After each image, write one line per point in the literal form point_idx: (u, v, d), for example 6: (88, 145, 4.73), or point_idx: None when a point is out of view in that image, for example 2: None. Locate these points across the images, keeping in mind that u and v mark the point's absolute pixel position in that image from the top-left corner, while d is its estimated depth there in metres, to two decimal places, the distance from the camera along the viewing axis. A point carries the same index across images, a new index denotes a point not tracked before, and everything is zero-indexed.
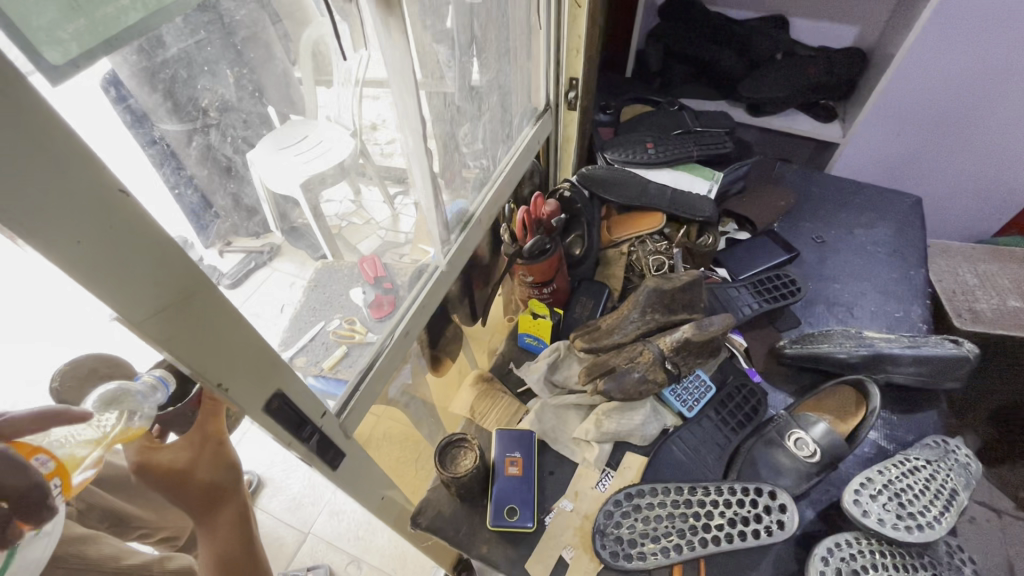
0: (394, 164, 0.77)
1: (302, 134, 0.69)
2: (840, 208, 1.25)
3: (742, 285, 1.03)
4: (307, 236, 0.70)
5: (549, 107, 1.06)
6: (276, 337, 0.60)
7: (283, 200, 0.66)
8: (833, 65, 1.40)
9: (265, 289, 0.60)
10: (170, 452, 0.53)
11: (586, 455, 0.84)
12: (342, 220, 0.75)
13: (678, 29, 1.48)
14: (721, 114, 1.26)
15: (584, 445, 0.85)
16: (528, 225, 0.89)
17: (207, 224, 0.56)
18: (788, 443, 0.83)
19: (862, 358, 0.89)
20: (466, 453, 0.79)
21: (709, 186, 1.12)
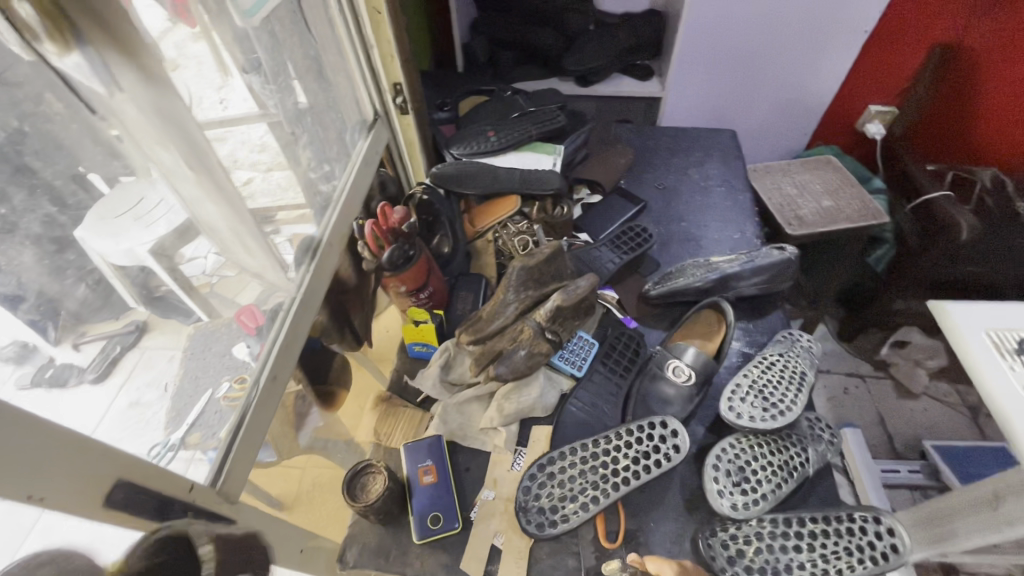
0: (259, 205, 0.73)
1: (137, 197, 0.61)
2: (674, 153, 1.38)
3: (603, 244, 1.10)
4: (176, 302, 0.66)
5: (379, 116, 1.04)
6: (159, 419, 0.58)
7: (136, 272, 0.61)
8: (637, 29, 1.53)
9: (141, 374, 0.57)
10: None
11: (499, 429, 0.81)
12: (213, 276, 0.70)
13: (495, 18, 1.53)
14: (549, 92, 1.33)
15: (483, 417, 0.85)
16: (381, 237, 0.88)
17: (50, 321, 0.52)
18: (668, 372, 0.90)
19: (712, 283, 1.00)
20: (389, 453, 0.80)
21: (552, 161, 1.18)
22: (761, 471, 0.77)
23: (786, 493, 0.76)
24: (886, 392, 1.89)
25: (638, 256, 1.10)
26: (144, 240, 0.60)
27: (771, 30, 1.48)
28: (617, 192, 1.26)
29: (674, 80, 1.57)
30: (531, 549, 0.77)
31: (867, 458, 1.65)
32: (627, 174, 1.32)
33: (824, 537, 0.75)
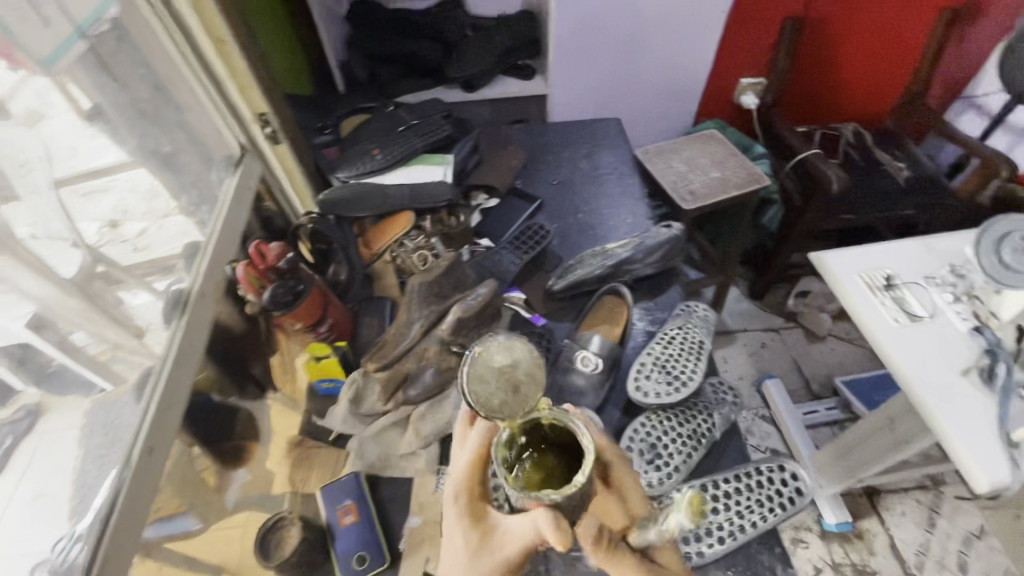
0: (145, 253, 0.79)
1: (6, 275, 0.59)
2: (564, 147, 1.41)
3: (502, 248, 1.10)
4: (73, 377, 0.65)
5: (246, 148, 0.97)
6: (64, 509, 0.57)
7: (20, 356, 0.60)
8: (513, 31, 1.55)
9: (40, 458, 0.59)
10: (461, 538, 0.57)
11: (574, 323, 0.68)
12: (111, 342, 0.70)
13: (368, 33, 1.49)
14: (432, 103, 1.32)
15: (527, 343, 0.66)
16: (262, 279, 0.83)
17: None
18: (578, 363, 0.91)
19: (609, 270, 1.03)
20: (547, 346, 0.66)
21: (443, 171, 1.17)
22: (671, 444, 0.80)
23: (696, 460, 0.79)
24: (798, 339, 2.04)
25: (538, 254, 1.11)
26: (18, 315, 0.60)
27: (637, 19, 1.55)
28: (512, 193, 1.27)
29: (556, 76, 1.61)
30: None
31: (789, 405, 1.78)
32: (521, 174, 1.33)
33: (738, 495, 0.79)
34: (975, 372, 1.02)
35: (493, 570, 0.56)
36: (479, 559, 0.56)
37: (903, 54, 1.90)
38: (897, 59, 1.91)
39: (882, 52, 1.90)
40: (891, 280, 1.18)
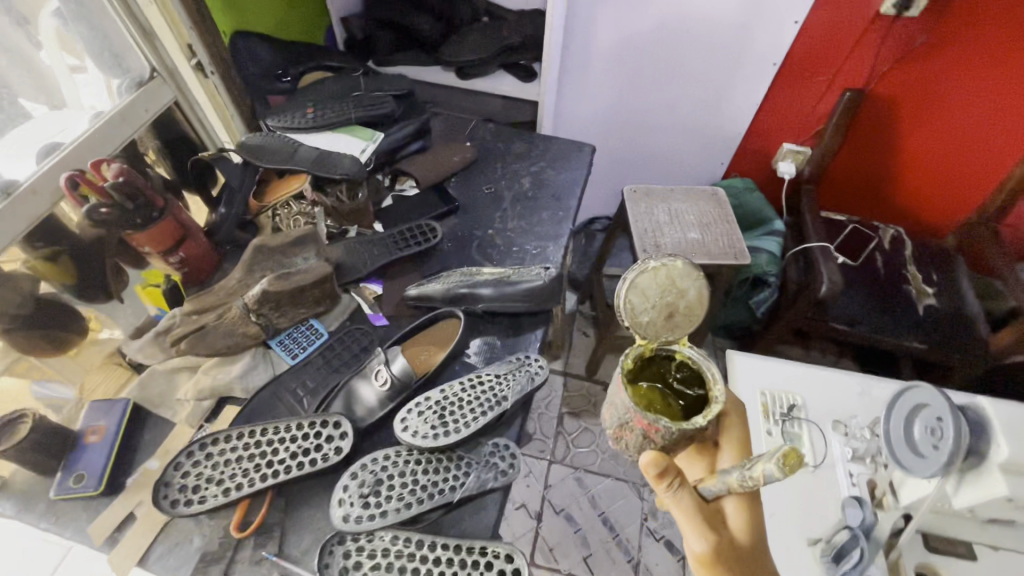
0: (107, 134, 0.93)
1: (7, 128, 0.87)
2: (518, 159, 1.34)
3: (380, 238, 1.08)
4: None
5: (158, 73, 0.99)
6: None
7: None
8: (521, 28, 1.48)
9: None
10: (678, 499, 0.71)
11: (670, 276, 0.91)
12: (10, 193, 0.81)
13: None
14: (395, 78, 1.31)
15: (693, 278, 0.91)
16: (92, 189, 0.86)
17: None
18: (370, 376, 0.87)
19: (458, 294, 0.97)
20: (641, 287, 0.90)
21: (364, 147, 1.16)
22: (397, 486, 0.75)
23: (413, 512, 0.73)
24: None
25: (414, 255, 1.07)
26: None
27: None
28: (436, 189, 1.23)
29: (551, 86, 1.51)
30: (164, 525, 0.77)
31: None
32: (458, 173, 1.28)
33: (445, 566, 0.72)
34: (822, 546, 0.87)
35: (702, 522, 0.73)
36: (695, 517, 0.72)
37: (983, 174, 1.62)
38: (977, 175, 1.62)
39: (962, 162, 1.61)
40: (793, 411, 1.02)
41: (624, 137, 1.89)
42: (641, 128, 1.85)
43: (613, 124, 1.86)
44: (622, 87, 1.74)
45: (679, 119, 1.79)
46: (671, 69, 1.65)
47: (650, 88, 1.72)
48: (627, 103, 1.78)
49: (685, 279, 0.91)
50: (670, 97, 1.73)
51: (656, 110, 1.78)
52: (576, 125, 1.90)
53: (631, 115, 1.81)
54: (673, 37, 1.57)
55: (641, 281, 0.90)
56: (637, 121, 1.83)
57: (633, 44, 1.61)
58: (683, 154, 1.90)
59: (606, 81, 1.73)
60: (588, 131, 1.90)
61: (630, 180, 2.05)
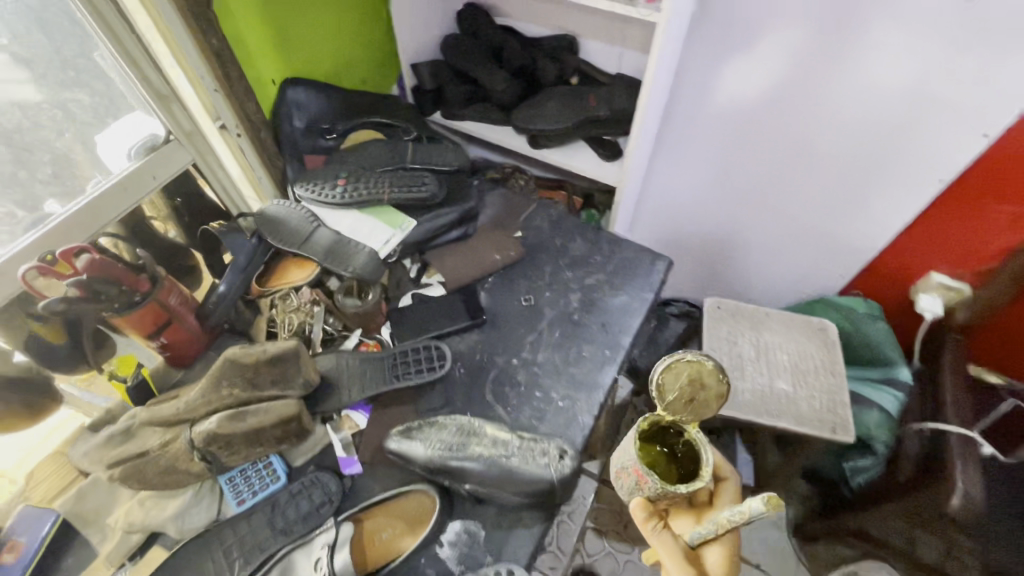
0: (106, 205, 0.84)
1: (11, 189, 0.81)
2: (573, 265, 1.10)
3: (379, 359, 0.90)
4: None
5: (176, 136, 0.89)
6: None
7: None
8: (612, 98, 1.23)
9: None
10: (658, 538, 0.67)
11: (704, 376, 0.72)
12: None
13: (456, 44, 1.31)
14: (448, 150, 1.12)
15: (725, 388, 0.71)
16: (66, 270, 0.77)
17: None
18: (314, 555, 0.73)
19: (444, 466, 0.77)
20: (671, 378, 0.72)
21: (388, 237, 1.00)
22: None
23: None
24: None
25: (414, 387, 0.89)
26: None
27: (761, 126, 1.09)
28: (466, 292, 1.04)
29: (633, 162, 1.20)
30: None
31: None
32: (496, 274, 1.07)
33: None
34: None
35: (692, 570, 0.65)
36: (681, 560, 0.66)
37: None
38: None
39: None
40: None
41: (717, 224, 1.52)
42: (739, 217, 1.46)
43: (704, 207, 1.49)
44: (719, 170, 1.37)
45: (791, 215, 1.37)
46: (787, 157, 1.25)
47: (756, 174, 1.33)
48: (724, 187, 1.40)
49: (718, 380, 0.72)
50: (780, 189, 1.33)
51: (762, 201, 1.38)
52: (663, 200, 1.56)
53: (728, 202, 1.43)
54: (795, 121, 1.17)
55: (671, 373, 0.72)
56: (735, 209, 1.45)
57: (741, 123, 1.24)
58: (792, 256, 1.47)
59: (700, 160, 1.38)
60: (673, 210, 1.56)
61: (720, 271, 1.67)
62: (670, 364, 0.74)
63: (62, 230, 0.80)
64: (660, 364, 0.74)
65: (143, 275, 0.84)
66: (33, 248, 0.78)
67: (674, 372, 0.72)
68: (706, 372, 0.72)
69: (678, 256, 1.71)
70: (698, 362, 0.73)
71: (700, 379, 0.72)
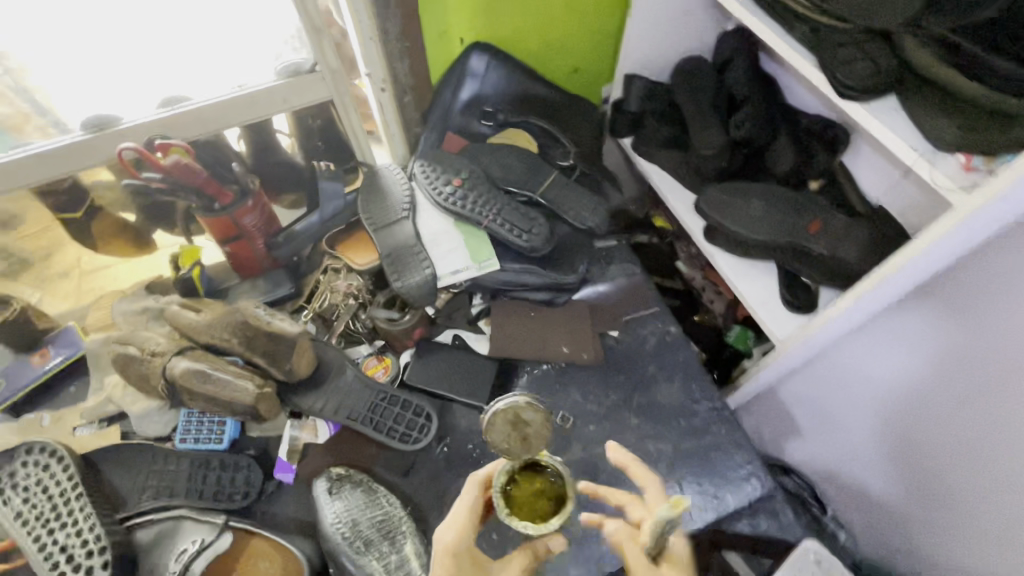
0: (233, 111, 0.82)
1: None
2: (647, 411, 0.85)
3: (369, 389, 0.81)
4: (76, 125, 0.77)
5: (321, 71, 0.83)
6: None
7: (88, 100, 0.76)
8: (851, 239, 0.79)
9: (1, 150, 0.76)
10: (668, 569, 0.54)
11: (520, 413, 0.65)
12: (101, 130, 0.76)
13: (692, 72, 1.00)
14: (589, 201, 0.90)
15: (544, 417, 0.66)
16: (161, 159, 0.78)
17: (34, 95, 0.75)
18: (181, 545, 0.71)
19: (334, 547, 0.70)
20: (494, 434, 0.65)
21: (459, 269, 0.85)
22: None
23: None
24: None
25: (380, 441, 0.78)
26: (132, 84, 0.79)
27: None
28: (508, 366, 0.87)
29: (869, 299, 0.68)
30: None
31: None
32: (553, 366, 0.88)
33: None
34: None
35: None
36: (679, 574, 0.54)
37: None
38: None
39: None
40: None
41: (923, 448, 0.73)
42: (980, 473, 0.66)
43: (917, 408, 0.72)
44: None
45: None
46: None
47: None
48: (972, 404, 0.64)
49: (535, 413, 0.66)
50: None
51: None
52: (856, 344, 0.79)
53: (963, 431, 0.66)
54: None
55: (492, 429, 0.65)
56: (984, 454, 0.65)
57: None
58: None
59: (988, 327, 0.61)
60: (849, 383, 0.81)
61: (874, 514, 0.86)
62: (486, 425, 0.65)
63: (184, 121, 0.79)
64: (484, 424, 0.65)
65: (230, 187, 0.85)
66: (154, 127, 0.78)
67: (496, 429, 0.65)
68: (524, 412, 0.66)
69: (828, 444, 0.89)
70: (516, 407, 0.66)
71: (521, 420, 0.65)
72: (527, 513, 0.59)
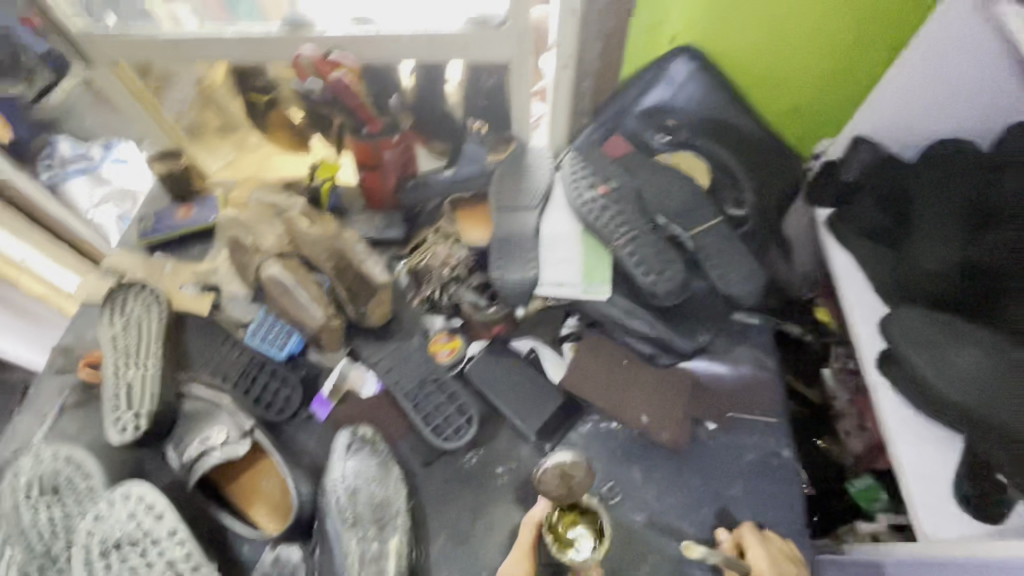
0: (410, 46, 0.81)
1: None
2: (710, 532, 0.69)
3: (426, 365, 0.76)
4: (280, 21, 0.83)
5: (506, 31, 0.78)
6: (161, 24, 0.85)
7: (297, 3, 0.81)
8: None
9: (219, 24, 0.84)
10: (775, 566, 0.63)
11: (566, 469, 0.61)
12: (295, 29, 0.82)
13: (948, 155, 0.74)
14: (743, 267, 0.74)
15: (586, 467, 0.62)
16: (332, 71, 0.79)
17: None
18: (208, 429, 0.73)
19: (327, 506, 0.65)
20: (546, 487, 0.61)
21: (567, 284, 0.75)
22: (46, 515, 0.65)
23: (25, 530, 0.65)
24: None
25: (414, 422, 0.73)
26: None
27: None
28: (574, 406, 0.77)
29: None
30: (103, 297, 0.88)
31: None
32: (623, 430, 0.75)
33: None
34: None
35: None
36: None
37: None
38: None
39: None
40: None
41: None
42: None
43: None
44: None
45: None
46: None
47: None
48: None
49: (580, 469, 0.61)
50: None
51: None
52: None
53: None
54: None
55: (543, 483, 0.61)
56: None
57: None
58: None
59: None
60: None
61: None
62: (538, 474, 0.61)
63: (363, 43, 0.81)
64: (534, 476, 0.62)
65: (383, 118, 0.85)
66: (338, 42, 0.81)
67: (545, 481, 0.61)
68: (569, 468, 0.61)
69: None
70: (561, 466, 0.61)
71: (567, 474, 0.61)
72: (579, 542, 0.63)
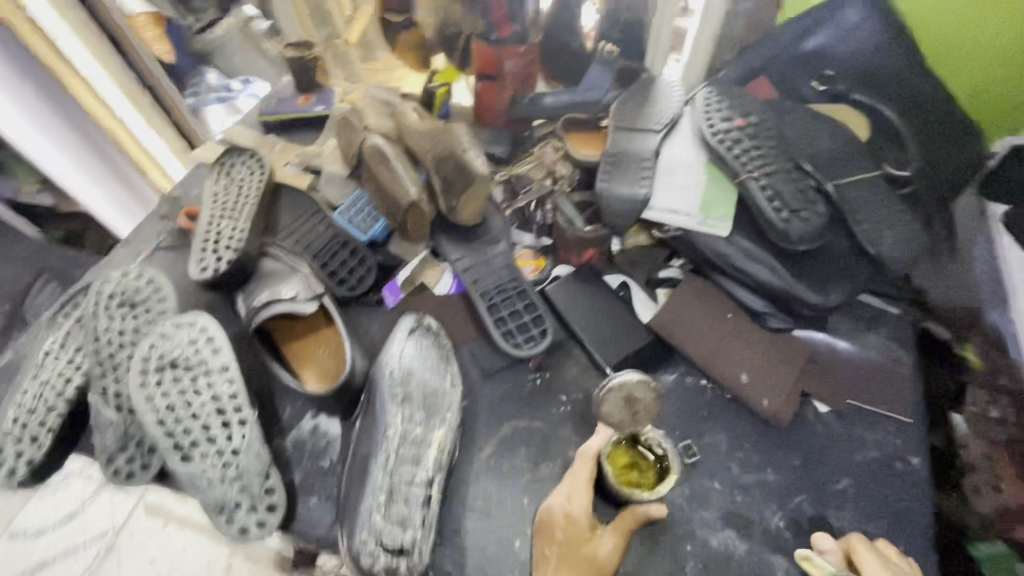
0: None
1: None
2: (799, 522, 0.57)
3: (508, 272, 0.70)
4: None
5: None
6: None
7: None
8: None
9: None
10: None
11: (631, 391, 0.59)
12: None
13: None
14: (896, 227, 0.62)
15: (651, 390, 0.60)
16: None
17: None
18: (278, 285, 0.71)
19: (375, 378, 0.60)
20: (608, 408, 0.59)
21: (678, 212, 0.67)
22: (118, 326, 0.65)
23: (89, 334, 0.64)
24: None
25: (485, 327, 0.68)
26: None
27: None
28: (661, 351, 0.68)
29: None
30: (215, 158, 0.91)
31: None
32: (713, 388, 0.65)
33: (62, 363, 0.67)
34: None
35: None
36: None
37: None
38: None
39: None
40: None
41: None
42: None
43: None
44: None
45: None
46: None
47: None
48: None
49: (645, 390, 0.59)
50: None
51: None
52: None
53: None
54: None
55: (606, 404, 0.59)
56: None
57: None
58: None
59: None
60: None
61: None
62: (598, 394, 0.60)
63: None
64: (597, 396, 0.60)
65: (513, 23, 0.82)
66: None
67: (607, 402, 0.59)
68: (634, 389, 0.59)
69: None
70: (626, 385, 0.59)
71: (631, 398, 0.59)
72: (636, 481, 0.57)
